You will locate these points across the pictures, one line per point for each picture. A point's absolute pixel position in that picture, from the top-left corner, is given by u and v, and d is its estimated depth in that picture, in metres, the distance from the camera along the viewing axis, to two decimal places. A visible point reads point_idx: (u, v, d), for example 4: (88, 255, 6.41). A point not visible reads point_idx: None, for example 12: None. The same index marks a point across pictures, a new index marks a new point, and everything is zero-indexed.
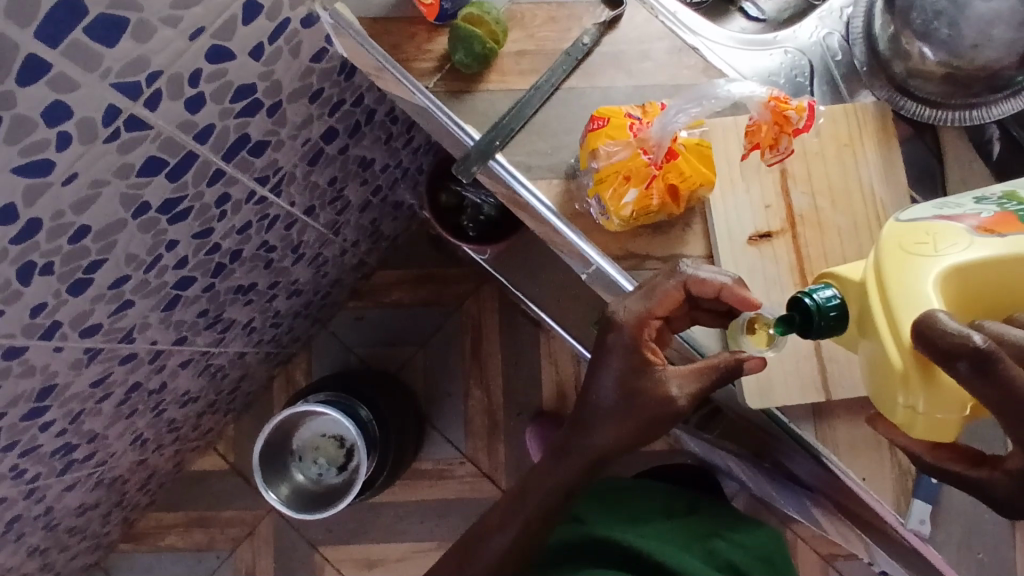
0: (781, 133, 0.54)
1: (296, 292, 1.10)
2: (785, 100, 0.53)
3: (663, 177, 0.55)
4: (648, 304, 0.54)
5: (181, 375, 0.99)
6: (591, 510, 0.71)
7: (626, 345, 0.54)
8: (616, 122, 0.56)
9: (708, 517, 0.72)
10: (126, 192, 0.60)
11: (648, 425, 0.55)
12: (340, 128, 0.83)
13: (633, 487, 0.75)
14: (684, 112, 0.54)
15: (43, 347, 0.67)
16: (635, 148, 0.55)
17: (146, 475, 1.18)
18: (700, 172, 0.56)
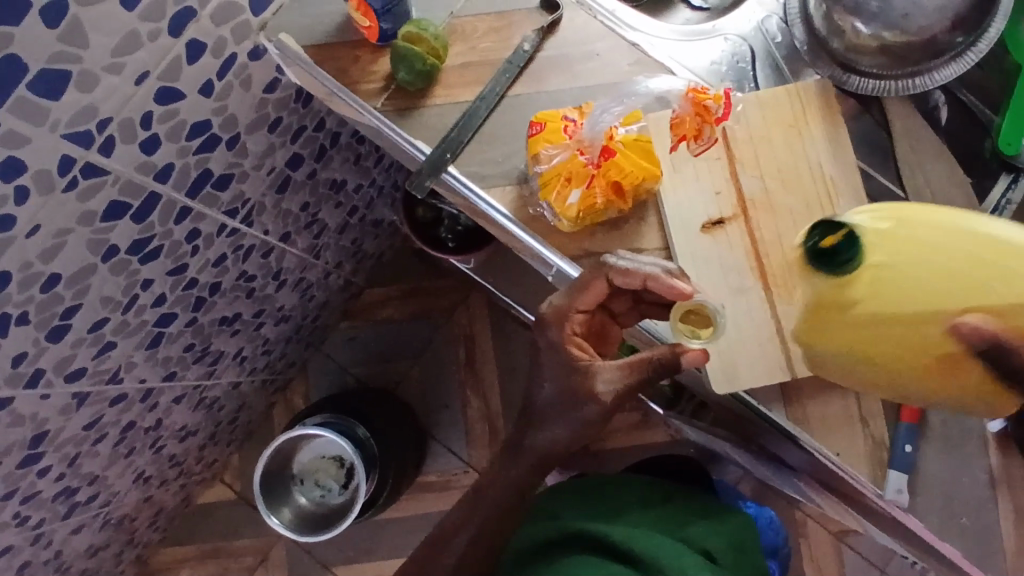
0: (704, 123, 0.57)
1: (283, 318, 1.11)
2: (704, 92, 0.56)
3: (603, 175, 0.57)
4: (574, 300, 0.58)
5: (176, 410, 1.00)
6: (565, 510, 0.71)
7: (556, 345, 0.59)
8: (552, 128, 0.58)
9: (682, 505, 0.73)
10: (93, 237, 0.61)
11: (586, 422, 0.59)
12: (305, 154, 0.84)
13: (612, 482, 0.76)
14: (609, 111, 0.58)
15: (29, 395, 0.68)
16: (573, 150, 0.57)
17: (154, 511, 1.19)
18: (639, 167, 0.57)
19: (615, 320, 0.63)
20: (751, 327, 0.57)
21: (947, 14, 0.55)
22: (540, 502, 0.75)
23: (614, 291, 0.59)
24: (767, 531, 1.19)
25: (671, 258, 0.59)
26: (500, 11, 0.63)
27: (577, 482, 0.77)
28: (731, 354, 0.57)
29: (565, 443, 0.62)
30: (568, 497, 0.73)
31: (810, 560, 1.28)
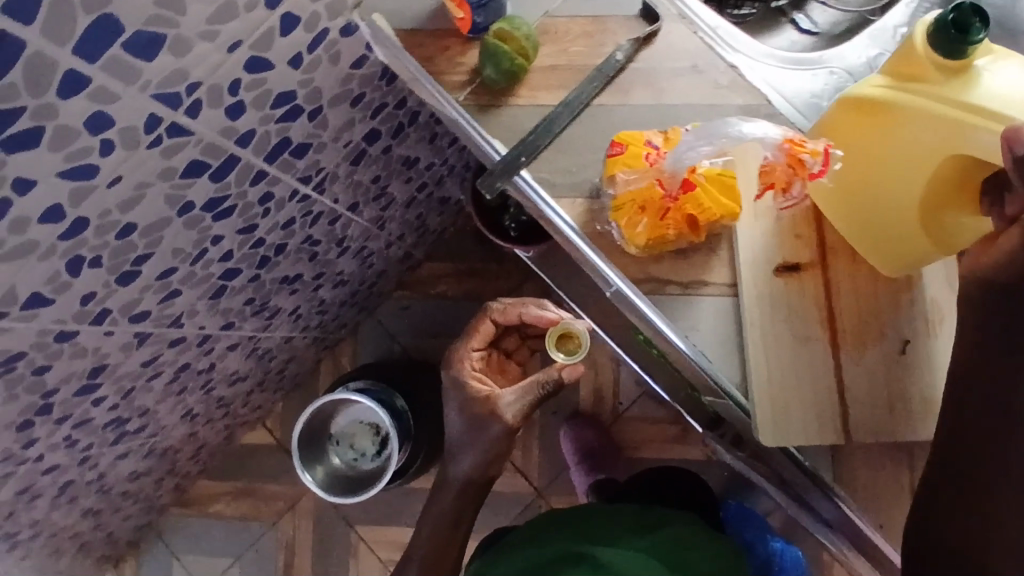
0: (795, 176, 0.53)
1: (341, 282, 1.13)
2: (801, 143, 0.51)
3: (679, 208, 0.55)
4: (467, 340, 0.74)
5: (229, 357, 1.04)
6: (555, 540, 0.72)
7: (458, 380, 0.73)
8: (634, 150, 0.56)
9: (667, 533, 0.73)
10: (171, 193, 0.64)
11: (495, 442, 0.71)
12: (383, 130, 0.85)
13: (610, 511, 0.77)
14: (695, 150, 0.53)
15: (94, 330, 0.72)
16: (652, 178, 0.56)
17: (197, 446, 1.25)
18: (721, 204, 0.56)
19: (511, 358, 0.79)
20: (808, 372, 0.55)
21: None
22: (529, 534, 0.76)
23: (501, 331, 0.76)
24: (791, 570, 1.16)
25: (738, 295, 0.57)
26: (597, 16, 0.61)
27: (569, 512, 0.79)
28: (785, 404, 0.54)
29: (483, 465, 0.75)
30: (560, 529, 0.74)
31: None
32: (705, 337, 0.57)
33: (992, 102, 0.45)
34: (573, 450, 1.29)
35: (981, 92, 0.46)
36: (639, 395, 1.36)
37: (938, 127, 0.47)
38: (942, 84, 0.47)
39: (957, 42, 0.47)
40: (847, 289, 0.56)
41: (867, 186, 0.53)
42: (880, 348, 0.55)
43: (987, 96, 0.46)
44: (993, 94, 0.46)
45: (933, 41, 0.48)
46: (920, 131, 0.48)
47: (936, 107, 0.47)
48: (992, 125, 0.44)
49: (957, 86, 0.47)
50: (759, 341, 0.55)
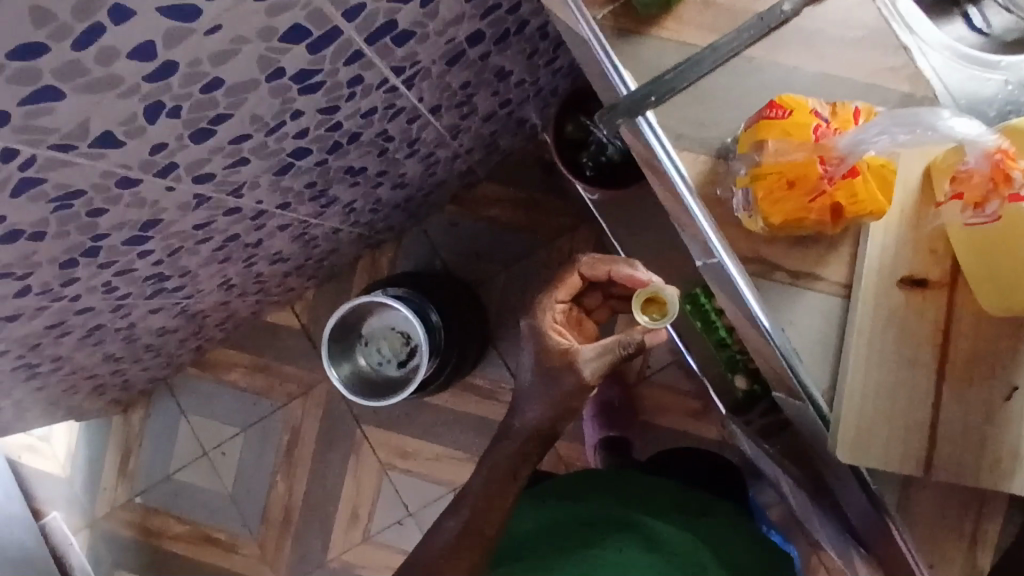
0: (993, 192, 0.47)
1: (401, 184, 1.09)
2: (1015, 158, 0.46)
3: (832, 194, 0.49)
4: (552, 291, 0.71)
5: (277, 236, 1.02)
6: (582, 502, 0.82)
7: (539, 330, 0.70)
8: (799, 118, 0.50)
9: (676, 513, 0.82)
10: (266, 55, 0.59)
11: (569, 396, 0.69)
12: (488, 33, 0.78)
13: (651, 484, 0.88)
14: (888, 135, 0.48)
15: (157, 182, 0.70)
16: (812, 153, 0.49)
17: (225, 315, 1.25)
18: (874, 199, 0.50)
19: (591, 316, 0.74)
20: (906, 395, 0.51)
21: None
22: (550, 487, 0.86)
23: (586, 286, 0.72)
24: None
25: (849, 298, 0.53)
26: None
27: (587, 476, 0.88)
28: (870, 424, 0.52)
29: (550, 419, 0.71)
30: (579, 494, 0.84)
31: None
32: (800, 334, 0.53)
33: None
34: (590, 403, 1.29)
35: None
36: (668, 362, 1.33)
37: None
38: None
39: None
40: (969, 326, 0.51)
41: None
42: (988, 398, 0.51)
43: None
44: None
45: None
46: None
47: None
48: None
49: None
50: (863, 353, 0.51)
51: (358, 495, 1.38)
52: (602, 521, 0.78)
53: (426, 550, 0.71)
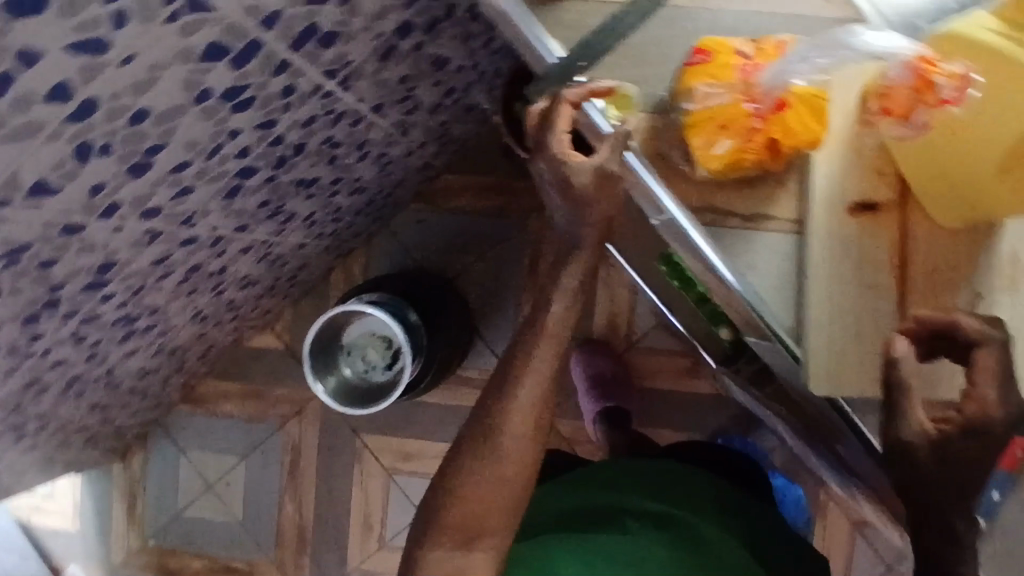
0: (918, 102, 0.48)
1: (358, 189, 1.08)
2: (935, 63, 0.47)
3: (765, 130, 0.51)
4: (552, 130, 0.53)
5: (241, 260, 1.01)
6: (610, 490, 0.83)
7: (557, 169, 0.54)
8: (722, 60, 0.52)
9: (704, 504, 0.82)
10: (188, 77, 0.58)
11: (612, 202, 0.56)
12: (416, 23, 0.77)
13: (689, 475, 0.87)
14: (808, 61, 0.50)
15: (105, 224, 0.69)
16: (738, 94, 0.52)
17: (206, 346, 1.24)
18: (810, 130, 0.51)
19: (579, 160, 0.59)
20: (873, 323, 0.52)
21: None
22: (583, 476, 0.87)
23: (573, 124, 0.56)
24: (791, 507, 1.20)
25: (803, 234, 0.53)
26: None
27: (602, 468, 0.88)
28: (843, 355, 0.52)
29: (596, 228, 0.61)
30: (594, 484, 0.84)
31: (823, 541, 1.27)
32: (762, 278, 0.53)
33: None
34: (585, 376, 1.29)
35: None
36: (655, 326, 1.33)
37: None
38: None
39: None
40: (925, 243, 0.52)
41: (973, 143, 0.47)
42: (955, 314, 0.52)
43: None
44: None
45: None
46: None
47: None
48: None
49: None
50: (824, 287, 0.52)
51: (368, 505, 1.38)
52: (614, 509, 0.80)
53: (511, 360, 0.67)
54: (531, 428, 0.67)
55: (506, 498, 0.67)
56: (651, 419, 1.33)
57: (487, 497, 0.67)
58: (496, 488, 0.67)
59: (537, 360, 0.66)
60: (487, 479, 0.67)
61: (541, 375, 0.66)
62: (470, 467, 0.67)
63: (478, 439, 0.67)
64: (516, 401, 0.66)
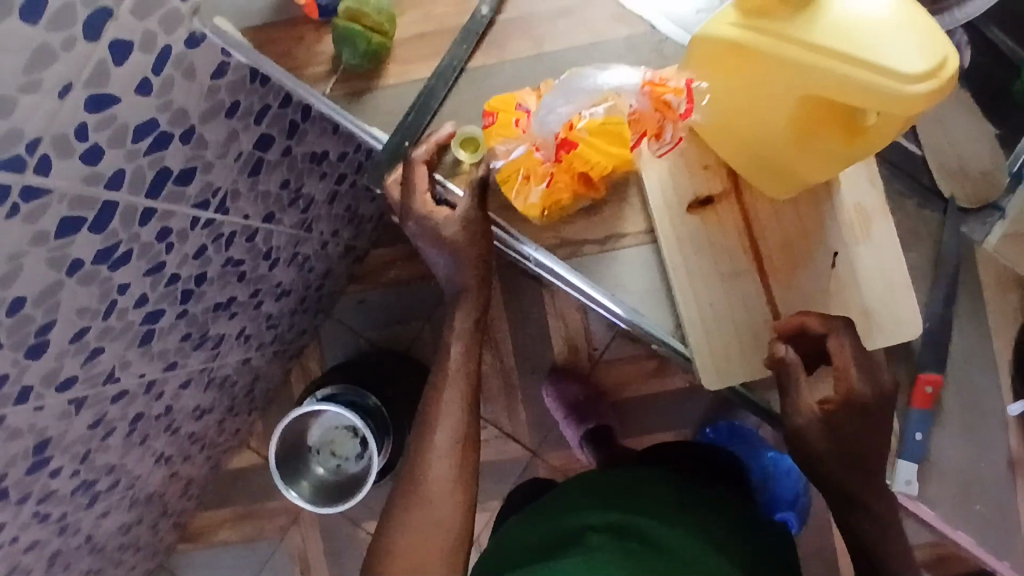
0: (665, 120, 0.51)
1: (283, 292, 1.09)
2: (661, 83, 0.50)
3: (566, 168, 0.52)
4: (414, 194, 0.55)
5: (185, 394, 1.01)
6: (569, 514, 0.70)
7: (426, 222, 0.55)
8: (505, 117, 0.53)
9: (671, 509, 0.69)
10: (51, 255, 0.59)
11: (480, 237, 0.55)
12: (274, 133, 0.79)
13: (646, 477, 0.75)
14: (556, 109, 0.51)
15: (23, 409, 0.70)
16: (529, 144, 0.53)
17: (184, 483, 1.24)
18: (611, 156, 0.52)
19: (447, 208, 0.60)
20: (743, 307, 0.53)
21: None
22: (546, 503, 0.76)
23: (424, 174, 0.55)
24: (785, 482, 1.20)
25: (658, 242, 0.54)
26: None
27: (559, 495, 0.75)
28: (727, 345, 0.53)
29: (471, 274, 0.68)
30: (547, 512, 0.73)
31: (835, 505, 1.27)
32: (631, 291, 0.54)
33: (841, 40, 0.41)
34: (559, 406, 1.28)
35: (832, 26, 0.41)
36: (614, 338, 1.33)
37: (806, 71, 0.43)
38: (788, 22, 0.43)
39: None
40: (770, 217, 0.54)
41: (748, 136, 0.51)
42: (817, 273, 0.53)
43: (845, 31, 0.41)
44: (854, 21, 0.41)
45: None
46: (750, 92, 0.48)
47: (794, 60, 0.43)
48: (864, 73, 0.40)
49: (805, 24, 0.42)
50: (688, 287, 0.53)
51: None
52: (570, 530, 0.67)
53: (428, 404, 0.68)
54: (457, 475, 0.65)
55: (444, 553, 0.62)
56: (634, 428, 1.33)
57: (423, 554, 0.62)
58: (433, 536, 0.63)
59: (449, 400, 0.68)
60: (419, 534, 0.63)
61: (455, 415, 0.67)
62: (401, 524, 0.63)
63: (407, 492, 0.65)
64: (434, 444, 0.66)
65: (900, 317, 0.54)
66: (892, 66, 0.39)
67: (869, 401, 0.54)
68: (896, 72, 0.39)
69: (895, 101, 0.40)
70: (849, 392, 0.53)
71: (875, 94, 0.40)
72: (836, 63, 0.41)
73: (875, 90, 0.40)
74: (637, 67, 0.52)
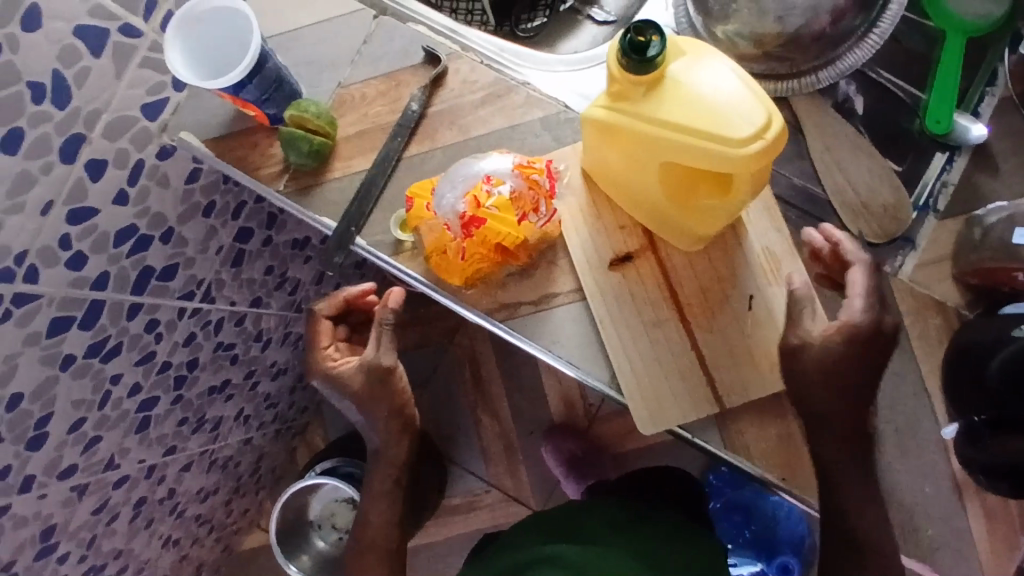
0: (539, 196, 0.57)
1: (279, 371, 1.14)
2: (529, 165, 0.58)
3: (478, 241, 0.56)
4: (313, 347, 0.71)
5: (188, 477, 1.05)
6: (508, 556, 0.70)
7: (330, 377, 0.69)
8: (421, 203, 0.58)
9: (607, 535, 0.69)
10: (44, 353, 0.66)
11: (382, 391, 0.69)
12: (253, 225, 0.86)
13: (586, 507, 0.75)
14: (452, 192, 0.58)
15: (25, 498, 0.75)
16: (440, 227, 0.58)
17: (195, 566, 1.27)
18: (511, 228, 0.56)
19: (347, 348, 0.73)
20: (669, 354, 0.56)
21: (822, 12, 0.60)
22: (496, 548, 0.75)
23: (344, 317, 0.74)
24: (788, 524, 1.20)
25: (586, 298, 0.58)
26: (386, 74, 0.63)
27: (506, 540, 0.75)
28: (656, 390, 0.56)
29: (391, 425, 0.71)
30: (492, 556, 0.73)
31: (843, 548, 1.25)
32: (566, 345, 0.58)
33: (690, 115, 0.44)
34: (558, 464, 1.29)
35: (680, 104, 0.45)
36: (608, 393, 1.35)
37: (665, 146, 0.46)
38: (644, 102, 0.46)
39: (641, 63, 0.45)
40: (684, 266, 0.57)
41: (645, 201, 0.54)
42: (736, 316, 0.56)
43: (689, 105, 0.45)
44: (698, 98, 0.45)
45: (622, 63, 0.45)
46: (628, 164, 0.51)
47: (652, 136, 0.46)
48: (710, 142, 0.44)
49: (658, 104, 0.46)
50: (614, 338, 0.57)
51: None
52: (520, 562, 0.67)
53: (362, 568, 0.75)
54: None
55: None
56: None
57: None
58: None
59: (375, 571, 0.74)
60: None
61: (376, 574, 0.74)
62: None
63: None
64: None
65: None
66: (732, 134, 0.43)
67: (875, 346, 0.55)
68: (736, 138, 0.43)
69: (743, 162, 0.44)
70: (851, 323, 0.54)
71: (723, 162, 0.44)
72: (685, 135, 0.45)
73: (723, 158, 0.44)
74: (505, 153, 0.59)
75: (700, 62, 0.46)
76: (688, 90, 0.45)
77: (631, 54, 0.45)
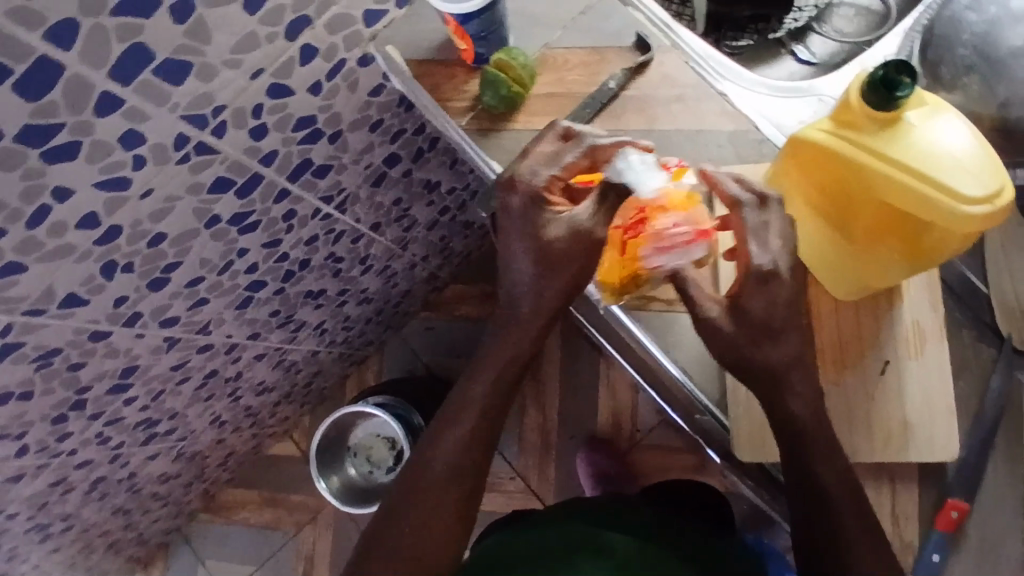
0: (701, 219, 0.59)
1: (365, 299, 1.18)
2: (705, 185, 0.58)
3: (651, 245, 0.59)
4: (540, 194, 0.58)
5: (256, 367, 1.10)
6: (550, 526, 0.70)
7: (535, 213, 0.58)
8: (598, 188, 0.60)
9: (653, 537, 0.69)
10: (199, 207, 0.69)
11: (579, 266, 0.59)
12: (402, 154, 0.90)
13: (633, 505, 0.75)
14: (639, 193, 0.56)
15: (127, 332, 0.78)
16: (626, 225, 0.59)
17: (226, 453, 1.32)
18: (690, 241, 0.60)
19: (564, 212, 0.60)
20: None
21: None
22: (536, 517, 0.75)
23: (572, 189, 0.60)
24: None
25: None
26: (594, 47, 0.65)
27: (548, 512, 0.75)
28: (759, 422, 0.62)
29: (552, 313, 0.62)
30: (531, 523, 0.73)
31: None
32: (683, 352, 0.63)
33: (921, 161, 0.49)
34: (590, 475, 1.28)
35: (911, 145, 0.49)
36: (659, 423, 1.34)
37: (882, 180, 0.50)
38: (876, 137, 0.50)
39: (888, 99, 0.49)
40: (829, 315, 0.62)
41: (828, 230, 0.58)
42: (864, 376, 0.60)
43: (922, 151, 0.49)
44: (927, 142, 0.49)
45: (869, 94, 0.49)
46: (828, 188, 0.55)
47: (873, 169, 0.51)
48: (934, 190, 0.48)
49: (885, 139, 0.50)
50: None
51: None
52: (564, 546, 0.65)
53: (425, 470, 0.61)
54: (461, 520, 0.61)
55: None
56: None
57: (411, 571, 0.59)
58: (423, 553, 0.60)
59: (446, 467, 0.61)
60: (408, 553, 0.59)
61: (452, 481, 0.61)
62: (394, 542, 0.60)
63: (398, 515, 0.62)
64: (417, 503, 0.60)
65: (936, 439, 0.60)
66: (957, 188, 0.48)
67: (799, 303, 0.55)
68: (961, 192, 0.48)
69: (960, 217, 0.48)
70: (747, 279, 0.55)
71: (936, 207, 0.49)
72: (910, 178, 0.49)
73: (937, 204, 0.49)
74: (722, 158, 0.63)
75: (936, 115, 0.51)
76: (923, 135, 0.49)
77: (882, 88, 0.49)
